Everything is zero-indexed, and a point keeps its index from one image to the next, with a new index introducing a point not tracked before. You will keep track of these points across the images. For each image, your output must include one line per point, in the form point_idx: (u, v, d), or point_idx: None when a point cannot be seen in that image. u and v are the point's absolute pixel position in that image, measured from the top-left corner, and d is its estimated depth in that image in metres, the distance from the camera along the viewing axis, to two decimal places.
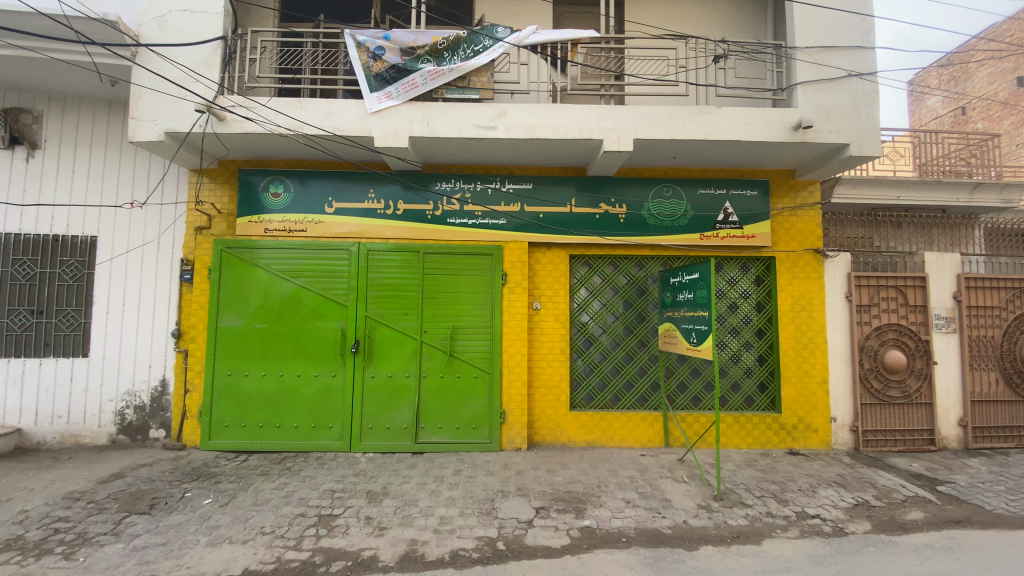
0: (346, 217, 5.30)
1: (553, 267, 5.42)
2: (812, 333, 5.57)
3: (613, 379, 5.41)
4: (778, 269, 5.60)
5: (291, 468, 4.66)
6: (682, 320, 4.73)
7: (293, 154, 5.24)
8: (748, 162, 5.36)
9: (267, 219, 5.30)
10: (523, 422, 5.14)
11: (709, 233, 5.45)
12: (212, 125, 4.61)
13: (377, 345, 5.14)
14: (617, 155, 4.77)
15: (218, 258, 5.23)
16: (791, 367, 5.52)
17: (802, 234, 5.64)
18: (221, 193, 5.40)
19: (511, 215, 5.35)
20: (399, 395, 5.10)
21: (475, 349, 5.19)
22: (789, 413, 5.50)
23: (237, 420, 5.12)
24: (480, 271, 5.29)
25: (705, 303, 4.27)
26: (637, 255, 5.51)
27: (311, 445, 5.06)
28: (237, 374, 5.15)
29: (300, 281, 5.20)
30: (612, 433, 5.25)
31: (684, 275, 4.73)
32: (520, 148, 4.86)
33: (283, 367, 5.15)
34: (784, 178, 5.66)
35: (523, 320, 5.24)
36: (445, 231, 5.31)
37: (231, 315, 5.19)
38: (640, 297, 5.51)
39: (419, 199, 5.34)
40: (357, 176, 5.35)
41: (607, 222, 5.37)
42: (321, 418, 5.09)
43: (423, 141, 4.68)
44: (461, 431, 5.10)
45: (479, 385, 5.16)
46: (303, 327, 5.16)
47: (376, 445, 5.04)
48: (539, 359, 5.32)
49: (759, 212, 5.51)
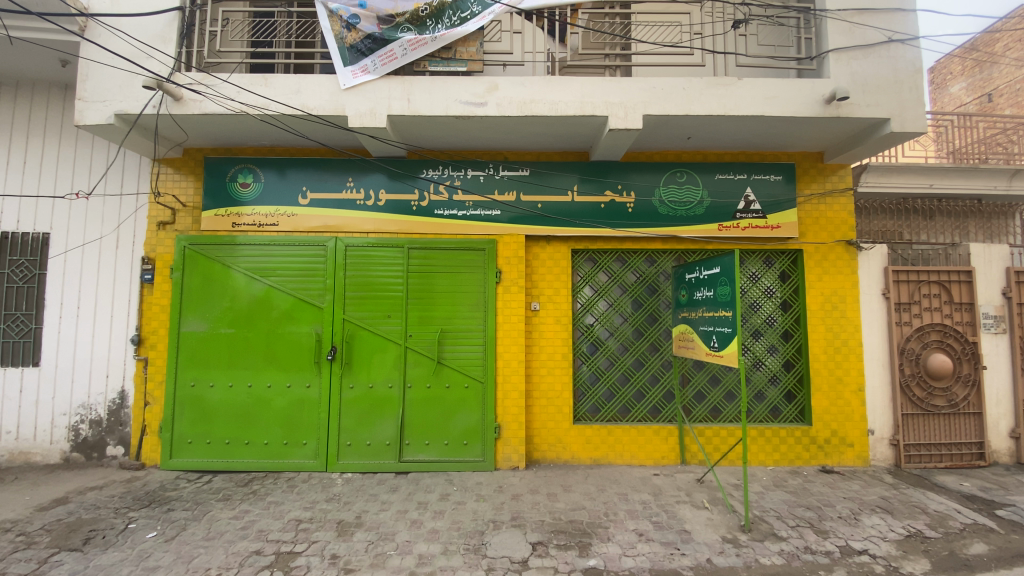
0: (322, 209, 4.76)
1: (554, 263, 4.85)
2: (846, 335, 4.95)
3: (622, 389, 4.82)
4: (805, 263, 4.99)
5: (257, 492, 4.10)
6: (700, 322, 4.15)
7: (264, 140, 4.72)
8: (772, 143, 4.78)
9: (235, 212, 4.78)
10: (520, 438, 4.55)
11: (728, 223, 4.86)
12: (166, 105, 4.10)
13: (357, 351, 4.59)
14: (625, 134, 4.20)
15: (180, 256, 4.72)
16: (823, 374, 4.91)
17: (832, 225, 5.03)
18: (186, 185, 4.88)
19: (506, 205, 4.79)
20: (381, 408, 4.54)
21: (466, 356, 4.62)
22: (821, 425, 4.87)
23: (201, 436, 4.58)
24: (471, 268, 4.73)
25: (729, 301, 3.69)
26: (648, 249, 4.92)
27: (283, 465, 4.51)
28: (201, 385, 4.62)
29: (271, 281, 4.66)
30: (622, 450, 4.66)
31: (702, 269, 4.15)
32: (514, 129, 4.30)
33: (251, 376, 4.61)
34: (811, 161, 5.07)
35: (520, 323, 4.66)
36: (433, 223, 4.76)
37: (195, 319, 4.66)
38: (651, 296, 4.92)
39: (403, 188, 4.80)
40: (335, 163, 4.82)
41: (613, 212, 4.80)
42: (294, 434, 4.54)
43: (404, 120, 4.14)
44: (450, 448, 4.52)
45: (471, 396, 4.59)
46: (274, 332, 4.62)
47: (354, 464, 4.47)
48: (538, 367, 4.74)
49: (784, 199, 4.92)
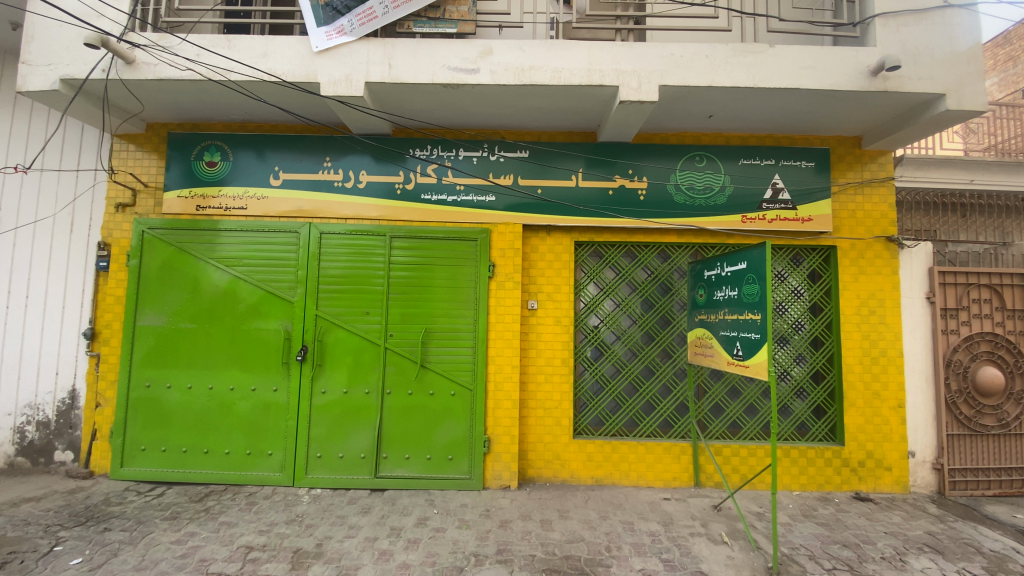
0: (295, 191, 4.26)
1: (554, 257, 4.31)
2: (884, 344, 4.37)
3: (629, 400, 4.27)
4: (840, 261, 4.41)
5: (210, 510, 3.60)
6: (721, 326, 3.61)
7: (233, 113, 4.24)
8: (804, 123, 4.22)
9: (201, 194, 4.30)
10: (512, 453, 4.01)
11: (753, 214, 4.29)
12: (117, 68, 3.63)
13: (330, 352, 4.07)
14: (638, 109, 3.65)
15: (138, 242, 4.24)
16: (858, 388, 4.33)
17: (870, 219, 4.44)
18: (148, 163, 4.41)
19: (502, 190, 4.25)
20: (356, 416, 4.02)
21: (454, 359, 4.09)
22: (856, 445, 4.30)
23: (155, 443, 4.09)
24: (461, 260, 4.19)
25: (758, 302, 3.14)
26: (661, 243, 4.36)
27: (244, 478, 4.00)
28: (157, 385, 4.12)
29: (237, 271, 4.17)
30: (628, 469, 4.11)
31: (725, 266, 3.60)
32: (511, 102, 3.77)
33: (212, 377, 4.11)
34: (848, 147, 4.50)
35: (516, 323, 4.13)
36: (419, 209, 4.24)
37: (152, 312, 4.18)
38: (663, 296, 4.36)
39: (387, 170, 4.28)
40: (311, 141, 4.32)
41: (623, 200, 4.25)
42: (258, 443, 4.03)
43: (385, 89, 3.62)
44: (433, 463, 4.00)
45: (458, 405, 4.05)
46: (238, 328, 4.12)
47: (325, 479, 3.96)
48: (534, 373, 4.20)
49: (817, 189, 4.36)
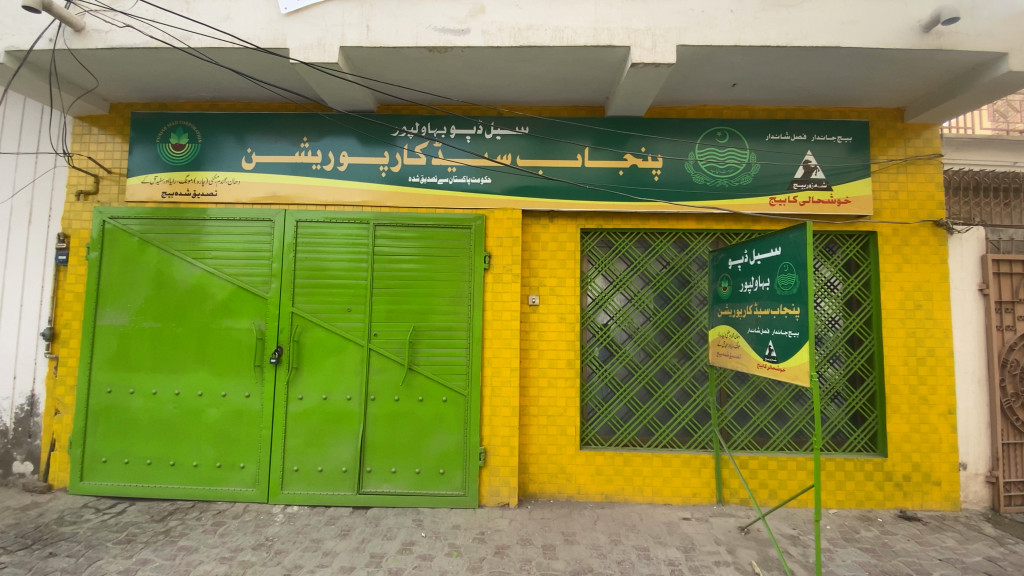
0: (269, 175, 3.84)
1: (557, 246, 3.85)
2: (932, 343, 3.86)
3: (643, 406, 3.80)
4: (881, 249, 3.90)
5: (170, 532, 3.19)
6: (749, 323, 3.14)
7: (201, 89, 3.84)
8: (840, 92, 3.73)
9: (167, 179, 3.90)
10: (512, 466, 3.57)
11: (783, 196, 3.80)
12: (65, 37, 3.24)
13: (308, 353, 3.65)
14: (653, 73, 3.19)
15: (99, 234, 3.86)
16: (903, 393, 3.82)
17: (914, 201, 3.93)
18: (112, 147, 4.04)
19: (499, 172, 3.79)
20: (337, 424, 3.61)
21: (446, 361, 3.65)
22: (900, 457, 3.80)
23: (117, 454, 3.71)
24: (454, 250, 3.75)
25: (798, 294, 2.67)
26: (678, 230, 3.88)
27: (213, 493, 3.60)
28: (120, 391, 3.74)
29: (207, 265, 3.77)
30: (642, 484, 3.65)
31: (754, 254, 3.13)
32: (507, 68, 3.33)
33: (179, 381, 3.71)
34: (887, 121, 4.00)
35: (515, 321, 3.68)
36: (406, 193, 3.79)
37: (114, 310, 3.79)
38: (681, 289, 3.89)
39: (370, 150, 3.85)
40: (287, 120, 3.90)
41: (634, 181, 3.78)
42: (229, 455, 3.63)
43: (363, 55, 3.18)
44: (422, 477, 3.56)
45: (451, 413, 3.61)
46: (207, 327, 3.72)
47: (302, 495, 3.54)
48: (536, 377, 3.75)
49: (854, 167, 3.86)
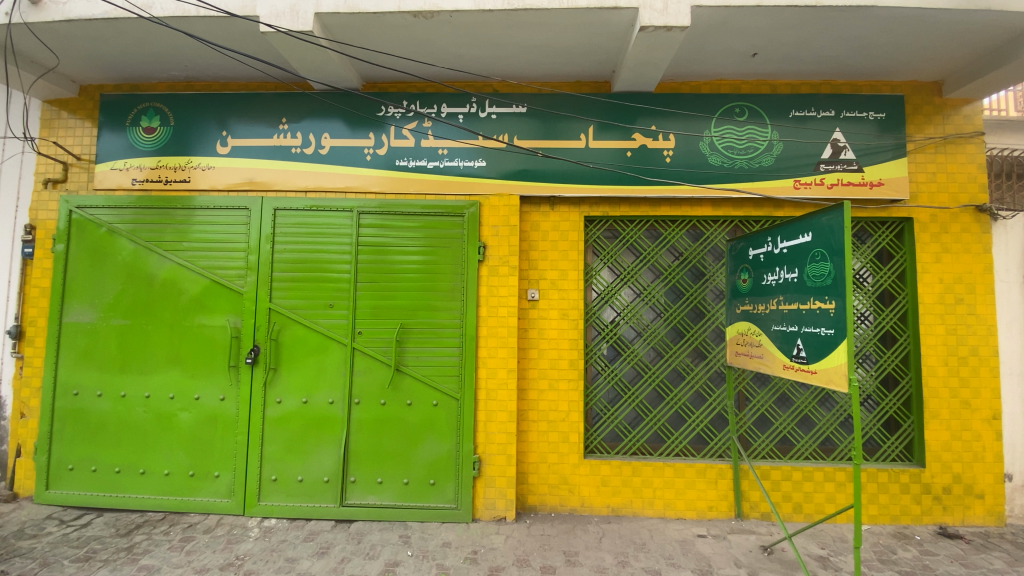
0: (246, 160, 3.54)
1: (559, 235, 3.51)
2: (975, 341, 3.48)
3: (654, 411, 3.47)
4: (917, 237, 3.52)
5: (133, 549, 2.91)
6: (773, 319, 2.79)
7: (173, 68, 3.56)
8: (872, 63, 3.37)
9: (137, 165, 3.63)
10: (509, 477, 3.25)
11: (808, 179, 3.44)
12: (20, 9, 2.99)
13: (287, 352, 3.36)
14: (664, 39, 2.85)
15: (66, 225, 3.59)
16: (943, 396, 3.45)
17: (955, 184, 3.55)
18: (81, 132, 3.77)
19: (494, 155, 3.46)
20: (318, 430, 3.31)
21: (436, 362, 3.34)
22: (940, 468, 3.44)
23: (85, 461, 3.45)
24: (446, 241, 3.43)
25: (833, 285, 2.32)
26: (692, 217, 3.52)
27: (186, 504, 3.32)
28: (87, 394, 3.47)
29: (179, 257, 3.49)
30: (652, 497, 3.32)
31: (780, 241, 2.78)
32: (501, 37, 3.00)
33: (149, 383, 3.44)
34: (924, 95, 3.62)
35: (512, 317, 3.36)
36: (394, 178, 3.48)
37: (81, 307, 3.52)
38: (695, 283, 3.55)
39: (354, 132, 3.54)
40: (265, 100, 3.60)
41: (643, 163, 3.44)
42: (202, 463, 3.35)
43: (341, 23, 2.88)
44: (411, 489, 3.26)
45: (442, 418, 3.30)
46: (179, 325, 3.44)
47: (280, 507, 3.26)
48: (536, 379, 3.43)
49: (887, 146, 3.49)
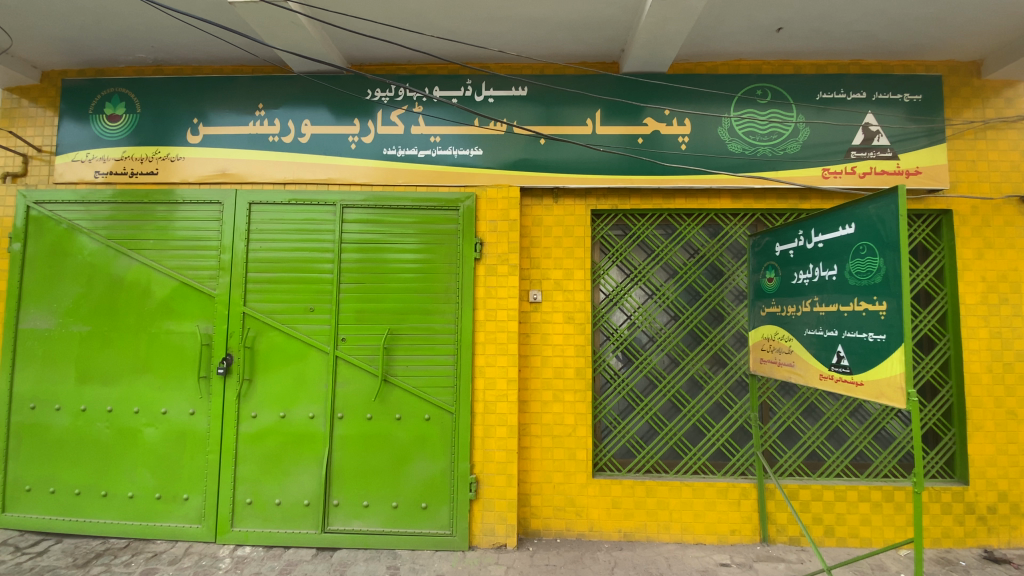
0: (219, 149, 3.23)
1: (563, 231, 3.20)
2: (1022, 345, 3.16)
3: (669, 424, 3.15)
4: (957, 231, 3.21)
5: None
6: (806, 323, 2.47)
7: (139, 49, 3.25)
8: (907, 40, 3.06)
9: (101, 157, 3.32)
10: (509, 500, 2.93)
11: (837, 167, 3.12)
12: None
13: (263, 361, 3.04)
14: (681, 9, 2.55)
15: (23, 223, 3.27)
16: (987, 406, 3.13)
17: (998, 173, 3.23)
18: (42, 120, 3.46)
19: (492, 143, 3.15)
20: (298, 449, 2.99)
21: (428, 372, 3.02)
22: (985, 485, 3.11)
23: (43, 481, 3.13)
24: (438, 238, 3.12)
25: (884, 284, 2.00)
26: (708, 210, 3.21)
27: (151, 530, 3.00)
28: (44, 408, 3.15)
29: (145, 257, 3.17)
30: (668, 519, 2.99)
31: (814, 235, 2.46)
32: (499, 8, 2.70)
33: (112, 395, 3.12)
34: (962, 77, 3.31)
35: (512, 321, 3.04)
36: (381, 169, 3.17)
37: (38, 312, 3.21)
38: (713, 283, 3.23)
39: (337, 118, 3.23)
40: (241, 84, 3.29)
41: (656, 150, 3.13)
42: (170, 485, 3.03)
43: None
44: (400, 513, 2.94)
45: (435, 434, 2.98)
46: (145, 332, 3.12)
47: (256, 534, 2.94)
48: (538, 390, 3.11)
49: (924, 131, 3.18)
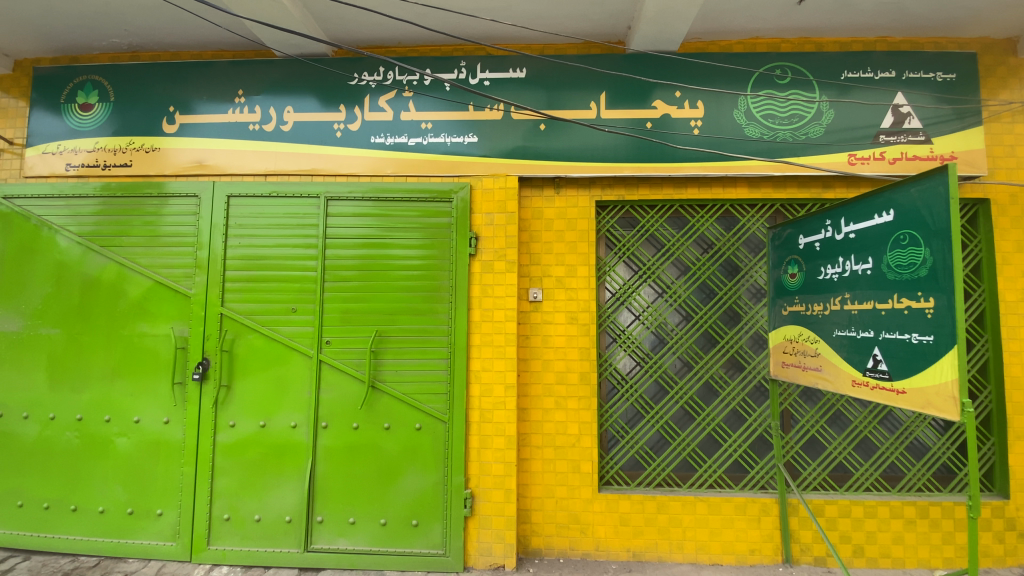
0: (198, 139, 3.03)
1: (565, 224, 2.96)
2: None
3: (681, 434, 2.90)
4: (995, 222, 2.94)
5: None
6: (835, 323, 2.22)
7: (113, 34, 3.05)
8: (941, 13, 2.79)
9: (74, 149, 3.13)
10: (507, 517, 2.69)
11: (863, 153, 2.87)
12: None
13: (242, 366, 2.82)
14: None
15: None
16: None
17: None
18: (14, 110, 3.27)
19: (488, 129, 2.92)
20: (279, 461, 2.77)
21: (420, 377, 2.79)
22: None
23: (10, 494, 2.92)
24: (431, 232, 2.88)
25: (931, 278, 1.76)
26: (723, 201, 2.96)
27: (123, 547, 2.79)
28: (11, 416, 2.95)
29: (118, 255, 2.96)
30: (681, 538, 2.75)
31: (844, 225, 2.21)
32: None
33: (82, 402, 2.91)
34: (998, 54, 3.03)
35: (511, 322, 2.81)
36: (369, 159, 2.95)
37: (6, 314, 3.01)
38: (728, 279, 2.98)
39: (323, 104, 3.01)
40: (221, 69, 3.08)
41: (665, 135, 2.89)
42: (143, 499, 2.82)
43: None
44: (390, 531, 2.71)
45: (427, 445, 2.76)
46: (118, 335, 2.92)
47: (233, 553, 2.72)
48: (539, 397, 2.87)
49: (958, 113, 2.91)
